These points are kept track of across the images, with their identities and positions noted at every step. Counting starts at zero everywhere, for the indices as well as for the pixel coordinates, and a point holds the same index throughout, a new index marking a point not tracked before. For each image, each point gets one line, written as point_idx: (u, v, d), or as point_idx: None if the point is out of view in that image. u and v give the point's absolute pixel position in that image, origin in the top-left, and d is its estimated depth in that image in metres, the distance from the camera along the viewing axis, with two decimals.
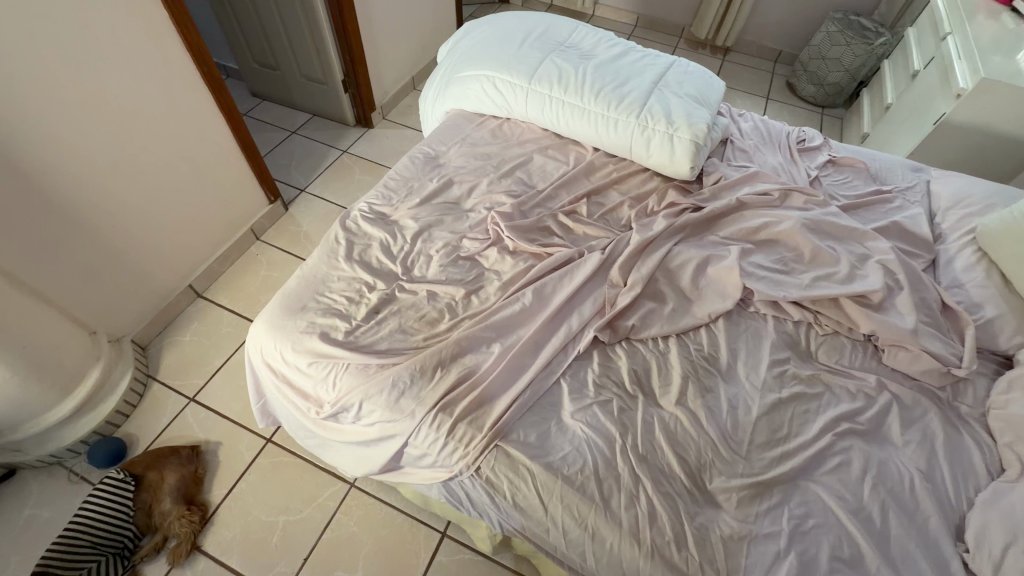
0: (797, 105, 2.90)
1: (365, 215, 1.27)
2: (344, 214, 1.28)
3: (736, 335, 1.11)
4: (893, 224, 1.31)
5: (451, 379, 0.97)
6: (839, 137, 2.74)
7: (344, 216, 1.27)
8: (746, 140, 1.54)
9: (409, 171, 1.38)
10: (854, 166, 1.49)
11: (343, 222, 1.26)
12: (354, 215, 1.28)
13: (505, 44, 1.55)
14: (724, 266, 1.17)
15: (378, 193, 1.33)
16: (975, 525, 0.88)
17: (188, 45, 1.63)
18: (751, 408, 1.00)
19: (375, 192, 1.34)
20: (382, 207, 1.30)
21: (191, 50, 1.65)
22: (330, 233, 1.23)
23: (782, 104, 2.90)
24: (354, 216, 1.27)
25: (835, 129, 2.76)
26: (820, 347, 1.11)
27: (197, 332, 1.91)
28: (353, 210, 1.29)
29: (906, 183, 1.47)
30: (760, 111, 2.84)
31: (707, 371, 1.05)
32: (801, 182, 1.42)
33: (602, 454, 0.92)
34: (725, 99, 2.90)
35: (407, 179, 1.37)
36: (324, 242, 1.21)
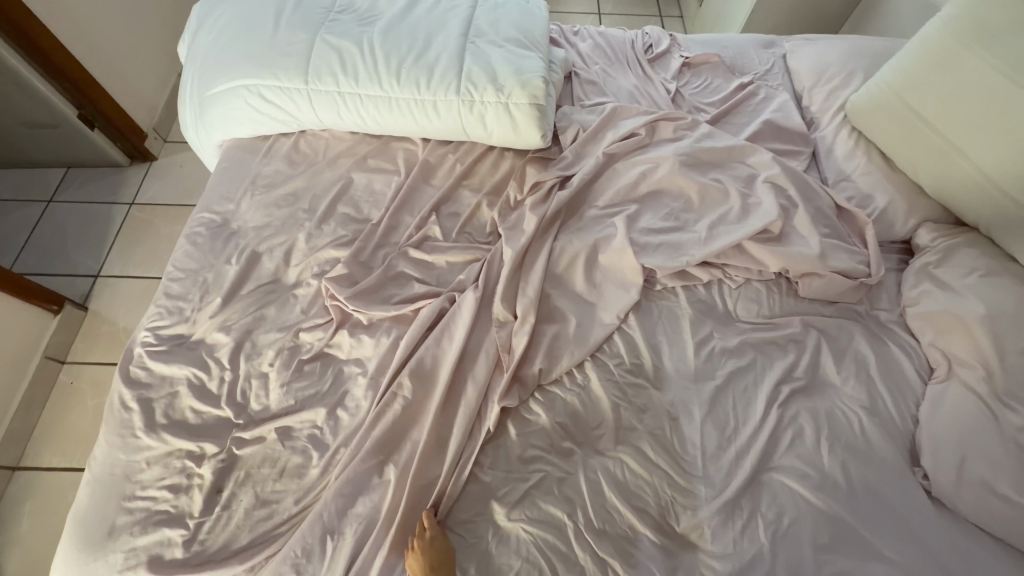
0: None
1: (153, 351, 0.91)
2: (124, 358, 0.92)
3: (652, 327, 0.96)
4: (765, 124, 1.18)
5: (349, 547, 0.75)
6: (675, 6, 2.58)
7: (124, 364, 0.91)
8: (591, 67, 1.29)
9: (192, 258, 1.01)
10: (709, 62, 1.32)
11: (127, 373, 0.90)
12: (138, 355, 0.92)
13: (254, 33, 1.12)
14: (615, 251, 0.99)
15: (161, 307, 0.96)
16: (928, 447, 0.85)
17: None
18: (692, 414, 0.88)
19: (158, 307, 0.96)
20: (174, 327, 0.94)
21: None
22: (113, 397, 0.88)
23: None
24: (138, 357, 0.91)
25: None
26: (738, 302, 0.99)
27: (35, 515, 1.47)
28: (135, 347, 0.93)
29: (763, 66, 1.33)
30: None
31: (636, 387, 0.91)
32: (663, 105, 1.23)
33: (556, 552, 0.77)
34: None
35: (194, 270, 0.99)
36: (107, 415, 0.86)
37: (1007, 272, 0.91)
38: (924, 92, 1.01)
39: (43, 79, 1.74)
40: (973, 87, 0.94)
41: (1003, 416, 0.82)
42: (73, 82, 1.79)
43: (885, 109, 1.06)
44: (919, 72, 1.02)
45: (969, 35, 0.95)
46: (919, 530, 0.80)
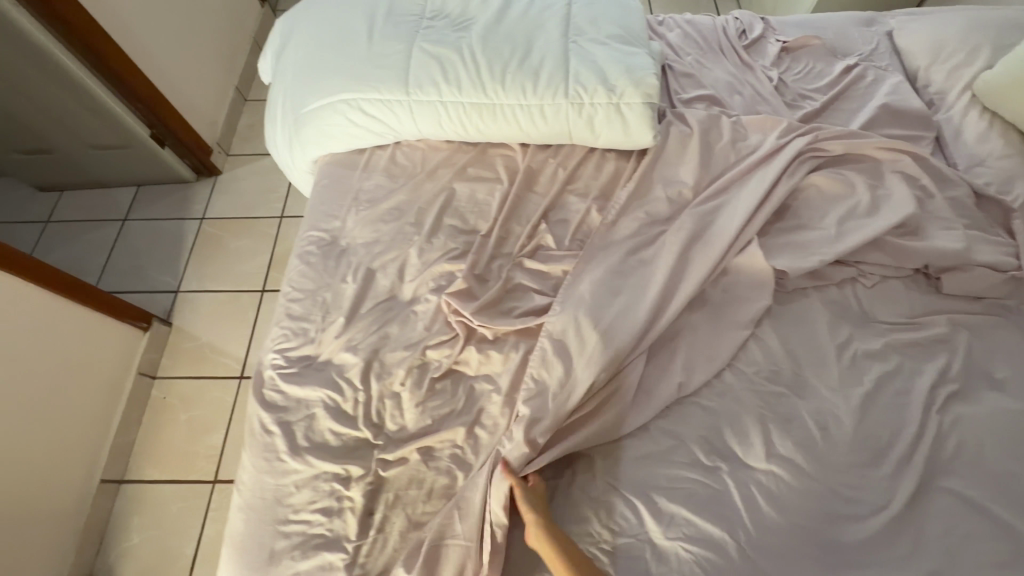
0: None
1: (284, 374, 0.92)
2: (256, 383, 0.93)
3: (787, 332, 0.92)
4: (881, 110, 1.12)
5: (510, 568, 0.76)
6: None
7: (258, 389, 0.92)
8: (684, 58, 1.24)
9: (308, 279, 1.01)
10: (809, 45, 1.25)
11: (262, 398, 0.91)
12: (270, 379, 0.93)
13: (348, 45, 1.11)
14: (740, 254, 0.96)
15: (285, 330, 0.96)
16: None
17: None
18: (842, 423, 0.84)
19: (282, 328, 0.97)
20: (300, 349, 0.94)
21: None
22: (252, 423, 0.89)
23: None
24: (271, 381, 0.92)
25: None
26: (876, 302, 0.94)
27: (145, 527, 1.53)
28: (265, 372, 0.94)
29: (867, 45, 1.25)
30: None
31: (779, 396, 0.87)
32: (767, 94, 1.17)
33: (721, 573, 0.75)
34: None
35: (312, 291, 0.99)
36: (250, 439, 0.88)
37: None
38: None
39: (117, 100, 1.76)
40: None
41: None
42: (144, 101, 1.80)
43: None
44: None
45: None
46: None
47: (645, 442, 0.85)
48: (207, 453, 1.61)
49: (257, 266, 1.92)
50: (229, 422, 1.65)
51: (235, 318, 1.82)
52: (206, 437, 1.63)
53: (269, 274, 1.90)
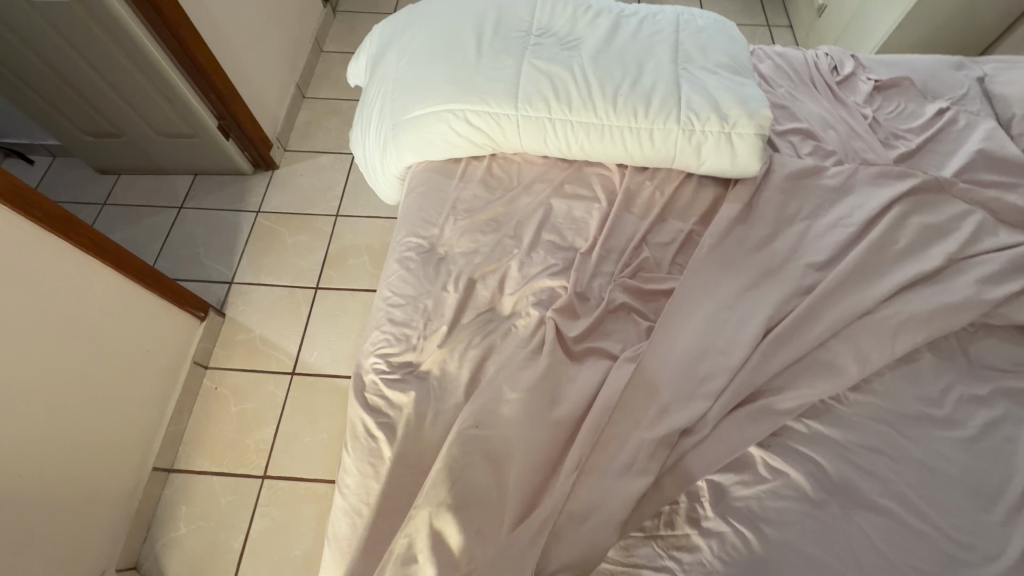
0: None
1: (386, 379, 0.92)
2: (358, 387, 0.95)
3: (891, 371, 0.92)
4: (976, 155, 1.13)
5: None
6: (786, 13, 2.48)
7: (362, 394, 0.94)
8: (776, 89, 1.25)
9: (408, 285, 1.01)
10: (900, 86, 1.26)
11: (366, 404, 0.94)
12: (373, 384, 0.94)
13: (456, 56, 1.12)
14: (844, 288, 0.96)
15: (386, 336, 0.97)
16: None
17: (6, 198, 1.12)
18: (952, 467, 0.84)
19: (382, 333, 0.98)
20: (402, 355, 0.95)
21: (13, 202, 1.13)
22: (356, 428, 0.91)
23: None
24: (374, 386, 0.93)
25: (780, 6, 2.49)
26: (980, 346, 0.94)
27: (193, 518, 1.52)
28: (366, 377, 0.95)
29: (957, 89, 1.27)
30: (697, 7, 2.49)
31: (887, 436, 0.87)
32: (862, 131, 1.18)
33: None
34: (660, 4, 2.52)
35: (412, 298, 1.00)
36: (356, 442, 0.89)
37: None
38: None
39: (193, 91, 1.78)
40: None
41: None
42: (218, 93, 1.82)
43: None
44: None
45: None
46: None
47: (750, 473, 0.85)
48: (258, 447, 1.61)
49: (312, 262, 1.93)
50: (281, 417, 1.65)
51: (289, 312, 1.83)
52: (257, 432, 1.63)
53: (324, 271, 1.91)
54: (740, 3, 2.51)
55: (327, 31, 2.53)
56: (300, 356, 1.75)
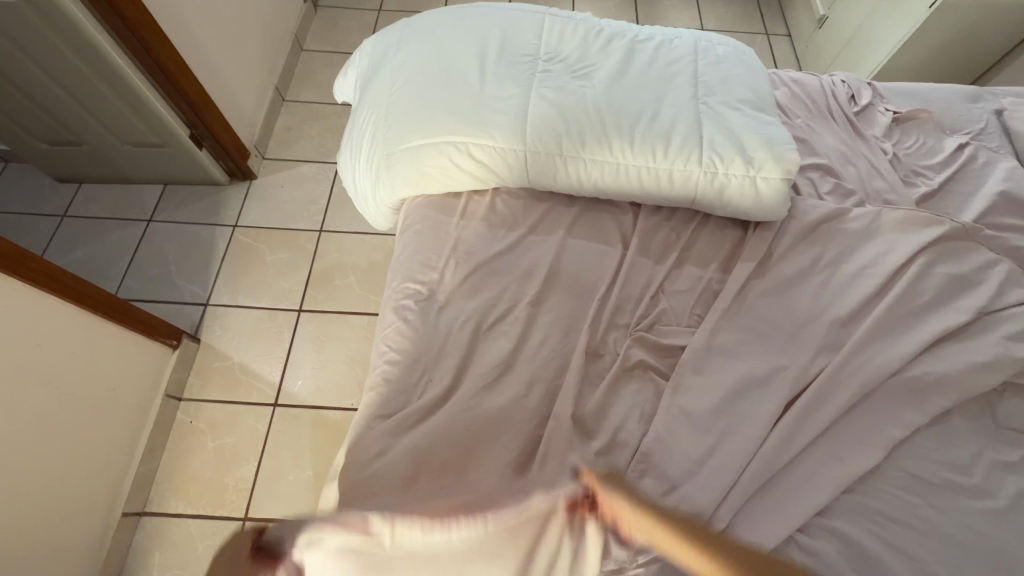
0: None
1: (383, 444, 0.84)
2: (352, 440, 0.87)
3: (916, 435, 0.88)
4: (999, 197, 1.09)
5: None
6: (784, 23, 2.42)
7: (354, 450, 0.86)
8: (794, 120, 1.19)
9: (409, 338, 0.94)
10: (919, 118, 1.22)
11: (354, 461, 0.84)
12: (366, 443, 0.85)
13: (457, 81, 1.03)
14: (870, 346, 0.91)
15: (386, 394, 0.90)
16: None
17: None
18: (983, 543, 0.80)
19: (375, 395, 0.89)
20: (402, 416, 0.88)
21: None
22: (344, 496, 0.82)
23: None
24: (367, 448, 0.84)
25: (778, 15, 2.44)
26: (1009, 408, 0.90)
27: (167, 565, 1.42)
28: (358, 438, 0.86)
29: (975, 122, 1.22)
30: (695, 14, 2.41)
31: (916, 508, 0.83)
32: (883, 169, 1.13)
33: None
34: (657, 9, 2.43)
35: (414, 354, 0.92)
36: None
37: None
38: None
39: (162, 99, 1.64)
40: None
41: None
42: (191, 102, 1.68)
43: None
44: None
45: None
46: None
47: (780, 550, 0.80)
48: (238, 487, 1.51)
49: (295, 282, 1.81)
50: (262, 453, 1.54)
51: (270, 338, 1.71)
52: (237, 470, 1.52)
53: (308, 292, 1.79)
54: (738, 10, 2.44)
55: (307, 28, 2.38)
56: (282, 386, 1.64)
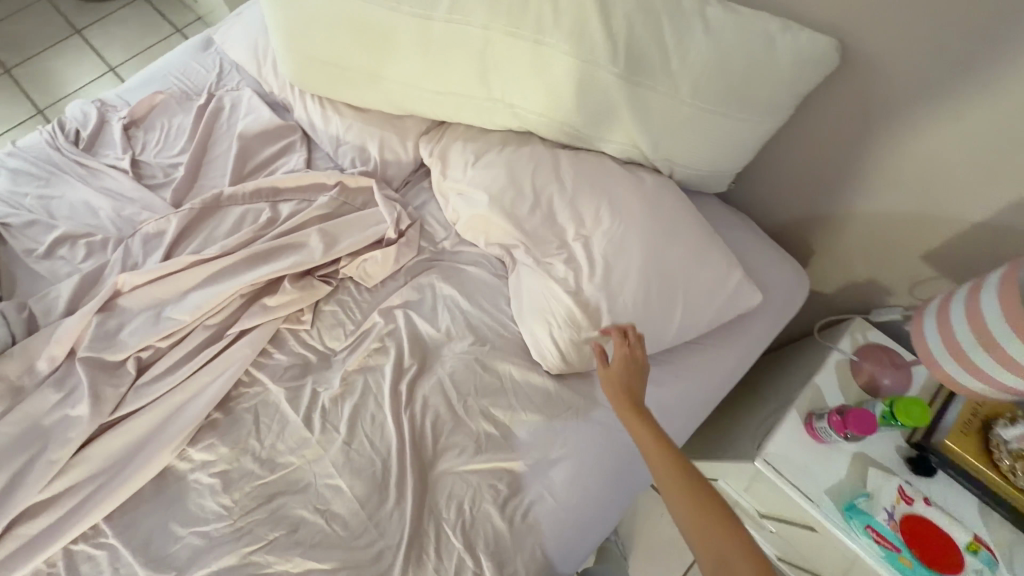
0: (122, 25, 2.31)
1: None
2: None
3: (256, 437, 0.84)
4: (240, 141, 1.04)
5: None
6: (189, 20, 2.34)
7: None
8: (22, 204, 1.01)
9: None
10: (155, 106, 1.11)
11: None
12: None
13: None
14: (164, 404, 0.84)
15: None
16: (542, 320, 0.86)
17: None
18: (339, 490, 0.80)
19: None
20: None
21: None
22: None
23: (103, 35, 2.28)
24: None
25: (181, 17, 2.35)
26: (324, 337, 0.91)
27: None
28: None
29: (211, 72, 1.16)
30: (97, 71, 2.17)
31: (278, 506, 0.80)
32: (130, 192, 1.01)
33: None
34: (55, 89, 2.14)
35: None
36: None
37: (490, 145, 0.93)
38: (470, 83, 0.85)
39: None
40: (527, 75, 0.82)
41: (560, 253, 0.87)
42: None
43: (354, 86, 0.91)
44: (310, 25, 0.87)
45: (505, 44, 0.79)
46: (569, 398, 0.85)
47: None
48: None
49: None
50: None
51: None
52: None
53: None
54: (139, 29, 2.29)
55: None
56: None
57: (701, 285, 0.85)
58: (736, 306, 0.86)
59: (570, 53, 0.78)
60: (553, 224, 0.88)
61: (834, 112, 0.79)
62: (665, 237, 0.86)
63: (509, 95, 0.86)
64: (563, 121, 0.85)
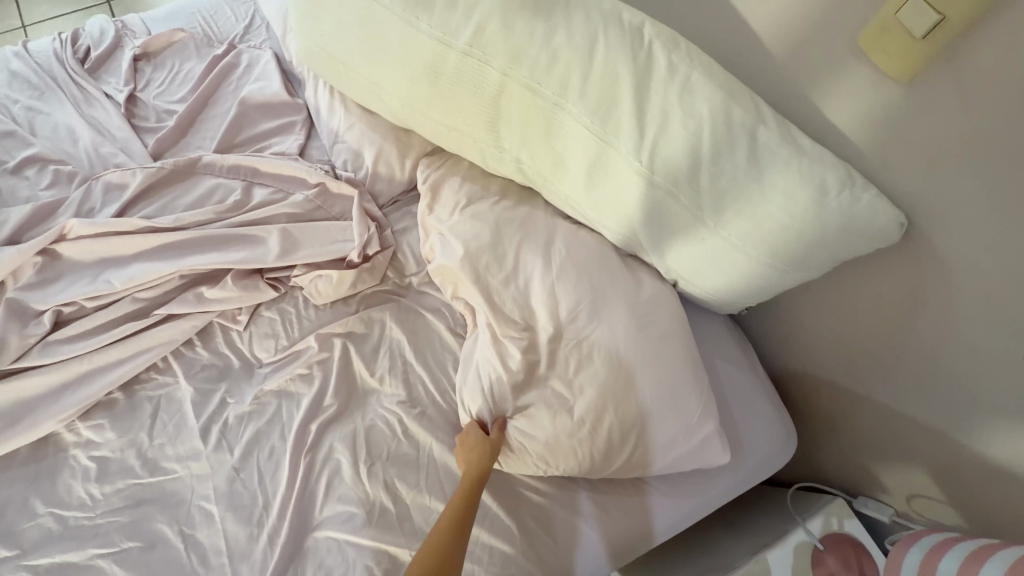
0: None
1: None
2: None
3: (147, 430, 0.78)
4: (240, 106, 0.97)
5: None
6: None
7: None
8: (8, 110, 0.97)
9: None
10: (172, 45, 1.05)
11: None
12: None
13: None
14: (69, 369, 0.79)
15: None
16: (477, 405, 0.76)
17: None
18: (209, 517, 0.74)
19: None
20: None
21: None
22: None
23: None
24: None
25: None
26: (253, 345, 0.84)
27: None
28: None
29: (242, 26, 1.10)
30: None
31: (144, 515, 0.74)
32: (114, 129, 0.96)
33: None
34: None
35: None
36: None
37: (486, 194, 0.84)
38: (480, 128, 0.76)
39: None
40: (541, 138, 0.72)
41: (520, 337, 0.75)
42: None
43: (364, 89, 0.83)
44: (326, 5, 0.77)
45: (523, 100, 0.69)
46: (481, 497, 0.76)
47: None
48: None
49: None
50: None
51: None
52: None
53: None
54: None
55: None
56: None
57: (665, 428, 0.74)
58: (693, 459, 0.76)
59: (590, 131, 0.67)
60: (524, 303, 0.77)
61: (877, 282, 0.67)
62: (644, 362, 0.74)
63: (518, 150, 0.76)
64: (569, 196, 0.76)
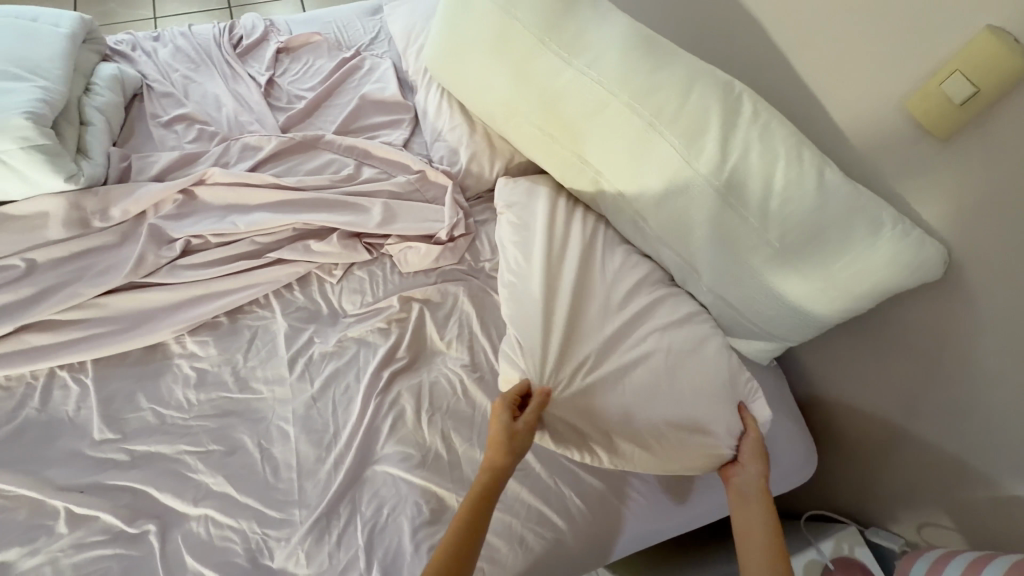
0: None
1: None
2: None
3: (243, 353, 0.89)
4: (359, 100, 1.13)
5: None
6: None
7: None
8: (169, 76, 1.15)
9: None
10: (308, 44, 1.24)
11: None
12: None
13: None
14: (188, 290, 0.91)
15: None
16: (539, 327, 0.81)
17: None
18: (285, 435, 0.83)
19: None
20: None
21: None
22: None
23: None
24: None
25: None
26: (342, 297, 0.96)
27: None
28: None
29: (367, 37, 1.29)
30: None
31: (230, 424, 0.83)
32: (252, 103, 1.12)
33: None
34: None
35: None
36: None
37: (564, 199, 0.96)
38: (574, 141, 0.89)
39: None
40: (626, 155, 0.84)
41: (583, 313, 0.84)
42: None
43: (476, 98, 0.98)
44: (463, 26, 0.95)
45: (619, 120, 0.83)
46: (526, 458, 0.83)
47: (44, 534, 0.73)
48: None
49: None
50: None
51: None
52: None
53: None
54: None
55: None
56: None
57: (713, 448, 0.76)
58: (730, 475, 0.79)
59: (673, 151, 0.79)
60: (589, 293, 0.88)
61: (909, 317, 0.76)
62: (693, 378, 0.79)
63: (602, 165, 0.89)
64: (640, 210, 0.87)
